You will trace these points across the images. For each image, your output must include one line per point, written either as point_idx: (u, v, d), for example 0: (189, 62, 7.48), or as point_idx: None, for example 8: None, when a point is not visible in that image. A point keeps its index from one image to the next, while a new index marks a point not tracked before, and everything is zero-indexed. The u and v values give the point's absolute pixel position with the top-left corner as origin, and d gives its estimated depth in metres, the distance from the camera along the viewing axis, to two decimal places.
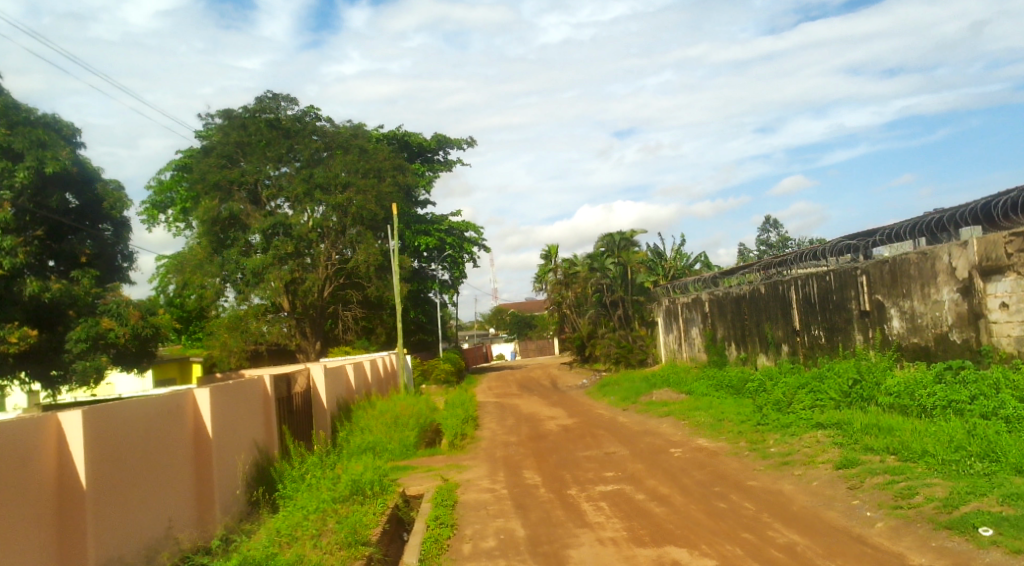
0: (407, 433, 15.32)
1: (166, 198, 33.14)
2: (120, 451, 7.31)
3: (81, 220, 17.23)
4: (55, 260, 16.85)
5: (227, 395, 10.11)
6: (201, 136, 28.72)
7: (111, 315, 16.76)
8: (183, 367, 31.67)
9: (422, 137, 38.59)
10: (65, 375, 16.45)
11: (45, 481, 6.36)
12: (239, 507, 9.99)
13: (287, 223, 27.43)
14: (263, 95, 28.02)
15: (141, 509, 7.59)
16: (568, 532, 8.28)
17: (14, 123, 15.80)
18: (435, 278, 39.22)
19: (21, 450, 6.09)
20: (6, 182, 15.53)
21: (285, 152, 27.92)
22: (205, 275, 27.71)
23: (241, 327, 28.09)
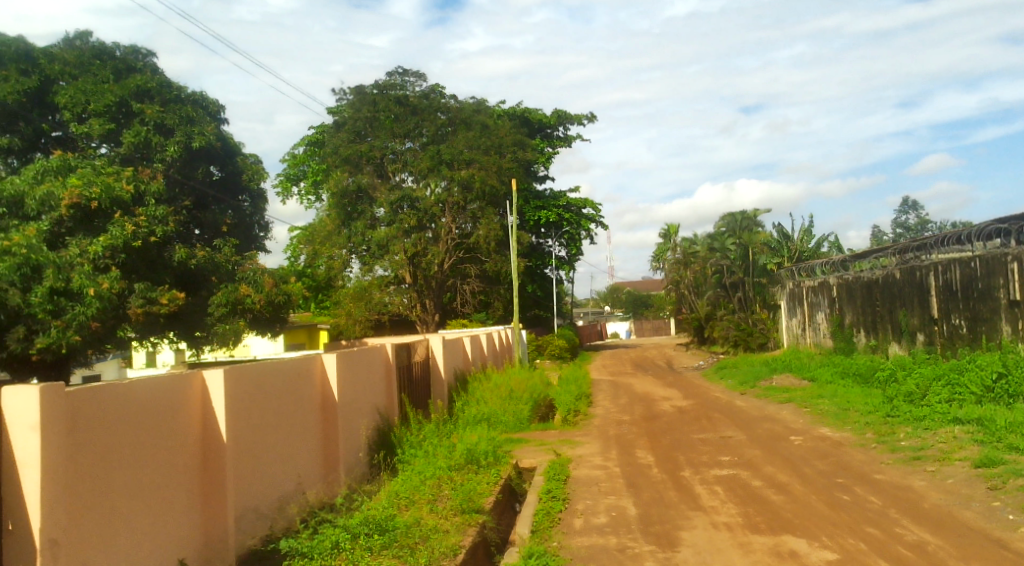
0: (521, 406, 15.56)
1: (298, 171, 34.45)
2: (255, 408, 7.75)
3: (224, 191, 18.42)
4: (201, 229, 17.96)
5: (352, 361, 10.54)
6: (332, 111, 29.76)
7: (248, 282, 17.61)
8: (311, 332, 33.25)
9: (543, 112, 38.65)
10: (208, 336, 17.12)
11: (189, 434, 6.82)
12: (362, 468, 10.44)
13: (413, 198, 28.06)
14: (392, 71, 28.95)
15: (273, 465, 8.06)
16: (681, 515, 8.23)
17: (166, 101, 17.22)
18: (552, 254, 39.33)
19: (169, 403, 6.53)
20: (159, 156, 16.80)
21: (412, 128, 28.61)
22: (334, 247, 29.02)
23: (366, 298, 29.29)
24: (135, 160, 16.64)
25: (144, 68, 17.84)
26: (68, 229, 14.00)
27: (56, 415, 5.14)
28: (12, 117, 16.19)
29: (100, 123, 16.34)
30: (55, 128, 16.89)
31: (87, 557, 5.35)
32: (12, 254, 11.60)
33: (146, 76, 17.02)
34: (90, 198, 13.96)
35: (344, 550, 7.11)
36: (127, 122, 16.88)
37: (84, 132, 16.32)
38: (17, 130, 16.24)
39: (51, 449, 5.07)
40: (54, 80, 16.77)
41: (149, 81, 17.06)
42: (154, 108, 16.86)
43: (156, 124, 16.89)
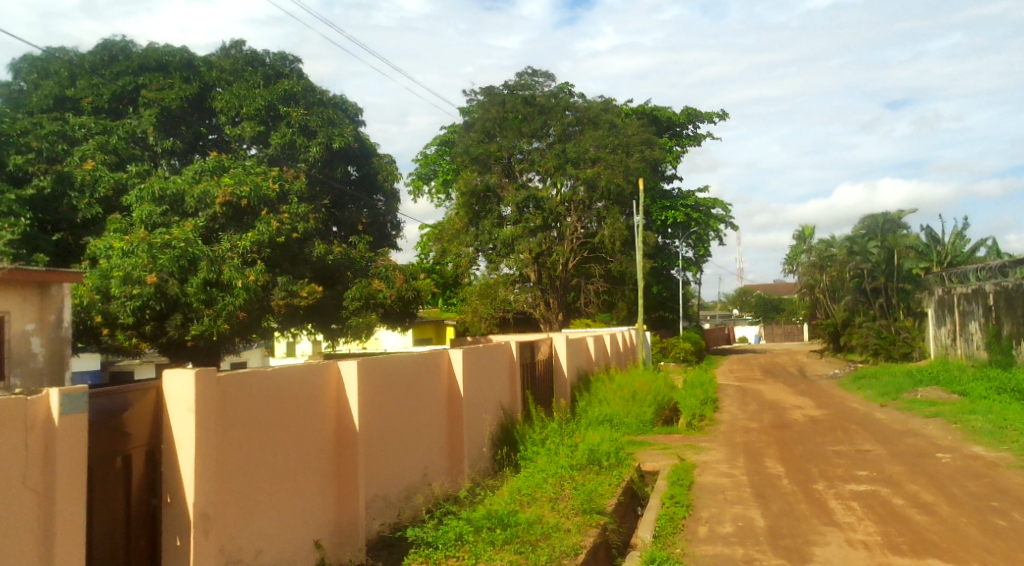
0: (644, 409, 15.42)
1: (430, 171, 35.17)
2: (384, 398, 8.03)
3: (360, 190, 19.20)
4: (338, 227, 18.81)
5: (477, 357, 10.73)
6: (463, 111, 30.37)
7: (381, 278, 18.21)
8: (438, 327, 34.18)
9: (673, 110, 38.03)
10: (343, 329, 17.88)
11: (324, 421, 7.14)
12: (485, 462, 10.64)
13: (539, 197, 28.41)
14: (522, 71, 29.33)
15: (401, 455, 8.31)
16: (814, 529, 7.94)
17: (310, 104, 18.10)
18: (679, 255, 38.67)
19: (307, 391, 6.86)
20: (303, 156, 17.62)
21: (539, 127, 28.85)
22: (461, 244, 29.62)
23: (491, 295, 29.80)
24: (281, 160, 17.55)
25: (291, 73, 18.65)
26: (221, 225, 15.01)
27: (207, 398, 5.48)
28: (175, 120, 17.61)
29: (252, 126, 17.39)
30: (211, 131, 18.26)
31: (232, 532, 5.69)
32: (173, 248, 13.28)
33: (293, 81, 17.93)
34: (240, 195, 14.92)
35: (467, 542, 7.28)
36: (275, 125, 17.82)
37: (237, 134, 17.44)
38: (179, 133, 17.66)
39: (203, 429, 5.40)
40: (212, 87, 18.04)
41: (295, 85, 17.92)
42: (299, 111, 17.74)
43: (301, 127, 17.72)
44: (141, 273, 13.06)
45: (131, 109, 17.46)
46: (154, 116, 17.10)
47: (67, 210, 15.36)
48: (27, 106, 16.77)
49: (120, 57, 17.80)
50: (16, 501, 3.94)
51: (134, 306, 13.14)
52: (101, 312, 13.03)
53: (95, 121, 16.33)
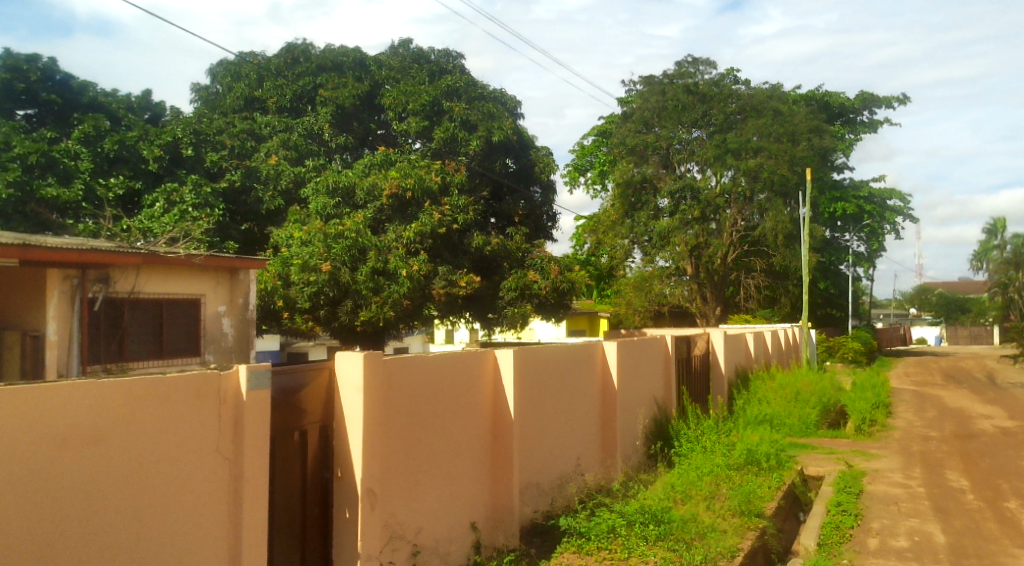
0: (807, 410, 14.72)
1: (587, 162, 34.99)
2: (538, 387, 8.09)
3: (518, 182, 19.42)
4: (496, 218, 19.18)
5: (632, 350, 10.63)
6: (620, 101, 29.80)
7: (536, 269, 18.02)
8: (592, 319, 34.22)
9: (845, 96, 36.06)
10: (499, 318, 17.92)
11: (481, 408, 7.29)
12: (638, 457, 10.53)
13: (696, 188, 27.71)
14: (682, 60, 28.66)
15: (553, 445, 8.35)
16: (1004, 551, 7.30)
17: (472, 99, 18.60)
18: (850, 249, 36.62)
19: (465, 378, 7.02)
20: (464, 150, 18.08)
21: (700, 117, 28.21)
22: (617, 237, 29.35)
23: (647, 288, 29.39)
24: (444, 154, 18.09)
25: (454, 70, 19.40)
26: (388, 217, 15.80)
27: (374, 380, 5.73)
28: (348, 117, 18.50)
29: (417, 120, 17.93)
30: (380, 127, 18.92)
31: (396, 510, 5.94)
32: (346, 238, 14.18)
33: (456, 77, 18.66)
34: (405, 188, 15.54)
35: (620, 535, 7.25)
36: (438, 119, 18.35)
37: (403, 129, 18.06)
38: (351, 129, 18.54)
39: (370, 410, 5.65)
40: (381, 85, 18.81)
41: (458, 81, 18.68)
42: (461, 106, 18.23)
43: (463, 121, 18.18)
44: (317, 261, 13.96)
45: (310, 107, 18.50)
46: (330, 114, 18.06)
47: (253, 202, 16.39)
48: (222, 107, 18.57)
49: (301, 60, 18.81)
50: (209, 467, 4.28)
51: (310, 292, 13.97)
52: (283, 297, 13.94)
53: (279, 119, 17.87)
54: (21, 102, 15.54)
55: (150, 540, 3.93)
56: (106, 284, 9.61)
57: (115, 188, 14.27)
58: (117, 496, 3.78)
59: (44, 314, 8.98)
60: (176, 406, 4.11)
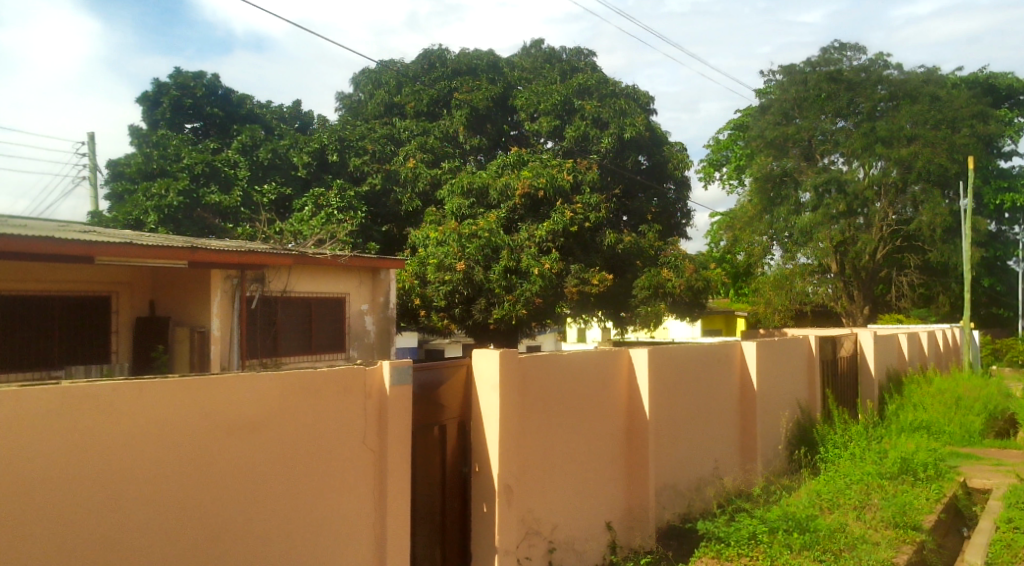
0: (969, 417, 13.72)
1: (723, 156, 34.11)
2: (674, 388, 7.94)
3: (651, 178, 19.19)
4: (629, 216, 18.87)
5: (773, 350, 10.26)
6: (759, 94, 28.77)
7: (670, 267, 17.63)
8: (729, 318, 33.54)
9: (1014, 77, 33.34)
10: (631, 317, 17.69)
11: (615, 408, 7.22)
12: (779, 461, 10.16)
13: (842, 180, 26.16)
14: (828, 46, 27.33)
15: (689, 447, 8.17)
16: None
17: (604, 96, 18.51)
18: (1019, 244, 33.87)
19: (599, 376, 6.97)
20: (596, 148, 18.00)
21: (846, 106, 26.74)
22: (755, 233, 28.48)
23: (787, 285, 28.35)
24: (575, 153, 18.15)
25: (586, 67, 19.44)
26: (521, 216, 15.97)
27: (510, 378, 5.78)
28: (482, 119, 18.65)
29: (549, 120, 18.02)
30: (512, 128, 19.15)
31: (533, 507, 5.99)
32: (480, 237, 14.46)
33: (587, 75, 18.58)
34: (538, 187, 15.66)
35: (761, 542, 7.00)
36: (570, 118, 18.31)
37: (535, 129, 18.23)
38: (485, 131, 18.78)
39: (507, 406, 5.71)
40: (514, 86, 19.06)
41: (589, 79, 18.58)
42: (593, 104, 18.18)
43: (594, 119, 18.13)
44: (453, 260, 14.34)
45: (445, 111, 18.84)
46: (464, 117, 18.25)
47: (393, 204, 17.17)
48: (365, 114, 19.33)
49: (438, 65, 19.46)
50: (355, 460, 4.45)
51: (445, 290, 14.34)
52: (420, 296, 14.40)
53: (417, 124, 18.35)
54: (189, 116, 16.65)
55: (301, 527, 4.11)
56: (262, 283, 10.15)
57: (268, 195, 15.31)
58: (272, 484, 3.98)
59: (208, 311, 9.63)
60: (327, 401, 4.30)
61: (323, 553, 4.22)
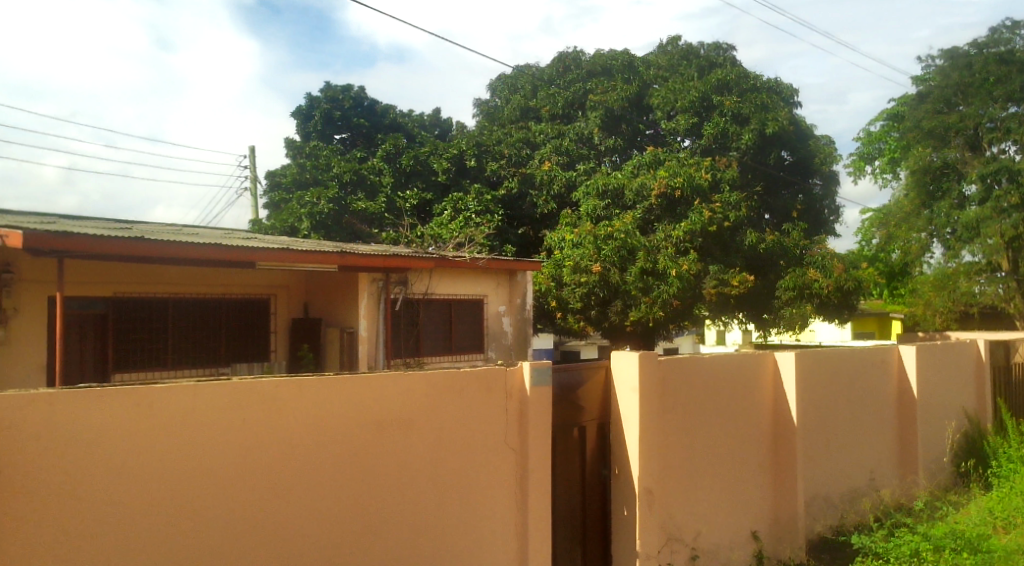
0: None
1: (875, 149, 32.23)
2: (824, 395, 7.49)
3: (795, 174, 18.39)
4: (771, 214, 18.28)
5: (935, 354, 9.49)
6: (916, 81, 26.92)
7: (816, 267, 16.67)
8: (883, 319, 31.65)
9: None
10: (774, 319, 16.95)
11: (760, 413, 6.88)
12: (943, 474, 9.42)
13: (1014, 169, 23.99)
14: (997, 25, 25.33)
15: (841, 456, 7.70)
16: None
17: (743, 91, 17.81)
18: None
19: (742, 379, 6.66)
20: (735, 145, 17.43)
21: (1019, 89, 24.44)
22: (912, 229, 26.82)
23: (949, 287, 26.45)
24: (714, 150, 17.60)
25: (725, 62, 18.66)
26: (657, 217, 15.54)
27: (651, 379, 5.61)
28: (618, 119, 18.34)
29: (686, 118, 17.55)
30: (648, 127, 18.73)
31: (675, 512, 5.80)
32: (616, 239, 14.13)
33: (728, 69, 17.84)
34: (674, 186, 15.29)
35: (926, 561, 6.42)
36: (709, 115, 17.82)
37: (672, 127, 17.78)
38: (620, 132, 18.37)
39: (648, 408, 5.53)
40: (650, 85, 18.73)
41: (729, 73, 17.81)
42: (732, 99, 17.57)
43: (734, 115, 17.53)
44: (588, 262, 14.14)
45: (580, 113, 18.70)
46: (599, 118, 18.02)
47: (529, 207, 17.37)
48: (501, 119, 19.52)
49: (572, 68, 19.38)
50: (497, 457, 4.64)
51: (581, 292, 14.28)
52: (556, 298, 14.54)
53: (552, 127, 18.25)
54: (337, 127, 17.36)
55: (440, 523, 4.32)
56: (405, 286, 10.37)
57: (411, 200, 15.54)
58: (412, 480, 4.22)
59: (356, 313, 9.98)
60: (470, 400, 4.51)
61: (468, 545, 4.45)
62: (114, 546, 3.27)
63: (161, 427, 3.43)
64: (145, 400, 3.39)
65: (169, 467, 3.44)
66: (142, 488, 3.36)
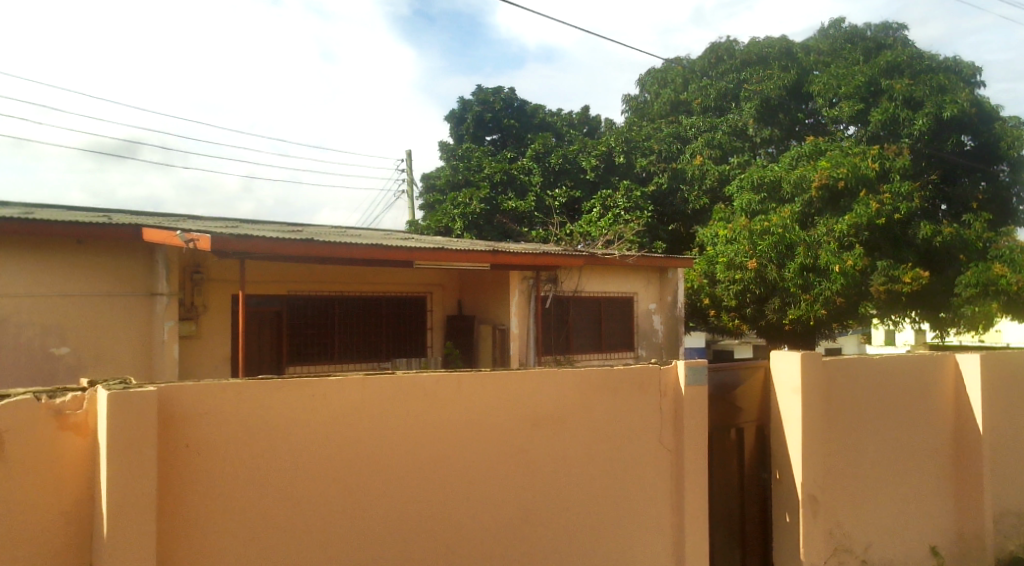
0: None
1: None
2: (1011, 401, 6.86)
3: (978, 160, 16.83)
4: (948, 204, 17.00)
5: None
6: None
7: (1005, 262, 15.09)
8: None
9: None
10: (953, 319, 15.85)
11: (939, 418, 6.38)
12: None
13: None
14: None
15: None
16: None
17: (917, 73, 16.69)
18: None
19: (917, 380, 6.21)
20: (907, 131, 16.31)
21: None
22: None
23: None
24: (882, 138, 16.57)
25: (895, 43, 17.62)
26: (817, 211, 14.67)
27: (816, 380, 5.32)
28: (774, 109, 17.50)
29: (850, 105, 16.53)
30: (809, 116, 17.77)
31: (842, 521, 5.49)
32: (773, 234, 13.52)
33: (898, 52, 16.86)
34: (837, 177, 14.28)
35: None
36: (876, 100, 16.78)
37: (834, 115, 16.84)
38: (777, 121, 17.55)
39: (812, 410, 5.26)
40: (810, 71, 17.74)
41: (899, 55, 16.80)
42: (904, 82, 16.46)
43: (906, 99, 16.41)
44: (743, 258, 13.71)
45: (734, 104, 18.20)
46: (755, 108, 17.36)
47: (680, 203, 17.03)
48: (651, 114, 19.29)
49: (726, 58, 18.67)
50: (651, 458, 4.60)
51: (736, 290, 13.88)
52: (709, 295, 14.37)
53: (704, 120, 17.73)
54: (488, 129, 17.78)
55: (595, 521, 4.37)
56: (554, 283, 10.41)
57: (559, 199, 15.63)
58: (567, 477, 4.28)
59: (508, 310, 10.07)
60: (623, 399, 4.50)
61: (621, 546, 4.45)
62: (296, 532, 3.49)
63: (337, 421, 3.61)
64: (322, 394, 3.58)
65: (342, 458, 3.62)
66: (318, 478, 3.55)
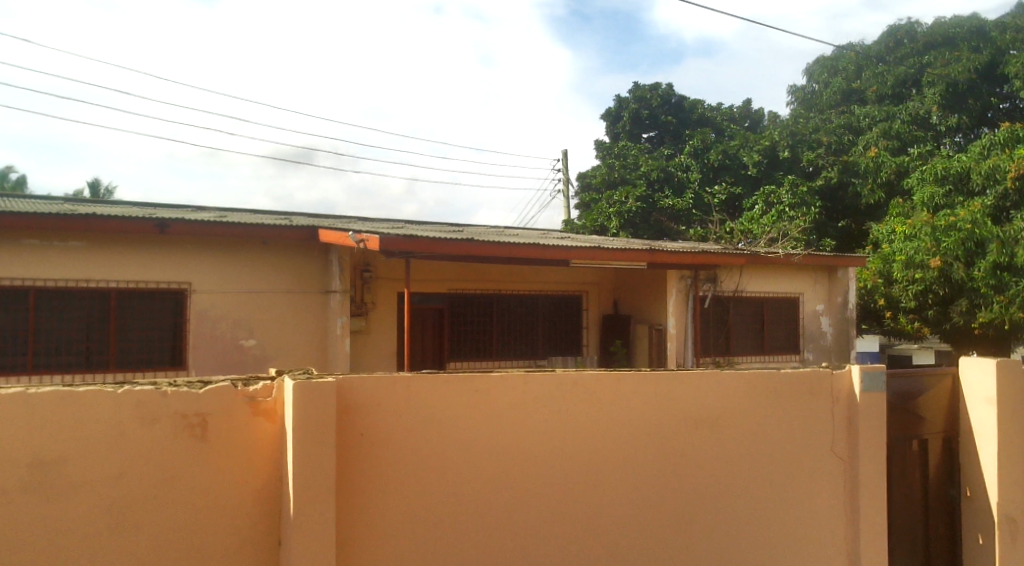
0: None
1: None
2: None
3: None
4: None
5: None
6: None
7: None
8: None
9: None
10: None
11: None
12: None
13: None
14: None
15: None
16: None
17: None
18: None
19: None
20: None
21: None
22: None
23: None
24: None
25: None
26: None
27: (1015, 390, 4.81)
28: (963, 94, 16.02)
29: None
30: (1003, 100, 16.16)
31: None
32: (959, 230, 12.35)
33: None
34: None
35: None
36: None
37: None
38: (967, 107, 16.00)
39: (1011, 423, 4.77)
40: (1006, 51, 16.20)
41: None
42: None
43: None
44: (925, 256, 12.67)
45: (915, 91, 16.90)
46: (940, 94, 16.01)
47: (851, 197, 16.07)
48: (819, 105, 18.36)
49: (906, 42, 17.56)
50: (821, 467, 4.35)
51: (916, 290, 12.98)
52: (884, 296, 13.72)
53: (879, 109, 16.74)
54: (645, 126, 17.69)
55: (759, 531, 4.18)
56: (714, 283, 10.14)
57: (719, 195, 15.34)
58: (732, 482, 4.13)
59: (665, 309, 9.86)
60: (791, 403, 4.28)
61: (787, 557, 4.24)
62: (459, 526, 3.54)
63: (499, 417, 3.64)
64: (486, 390, 3.62)
65: (503, 454, 3.64)
66: (480, 474, 3.59)
